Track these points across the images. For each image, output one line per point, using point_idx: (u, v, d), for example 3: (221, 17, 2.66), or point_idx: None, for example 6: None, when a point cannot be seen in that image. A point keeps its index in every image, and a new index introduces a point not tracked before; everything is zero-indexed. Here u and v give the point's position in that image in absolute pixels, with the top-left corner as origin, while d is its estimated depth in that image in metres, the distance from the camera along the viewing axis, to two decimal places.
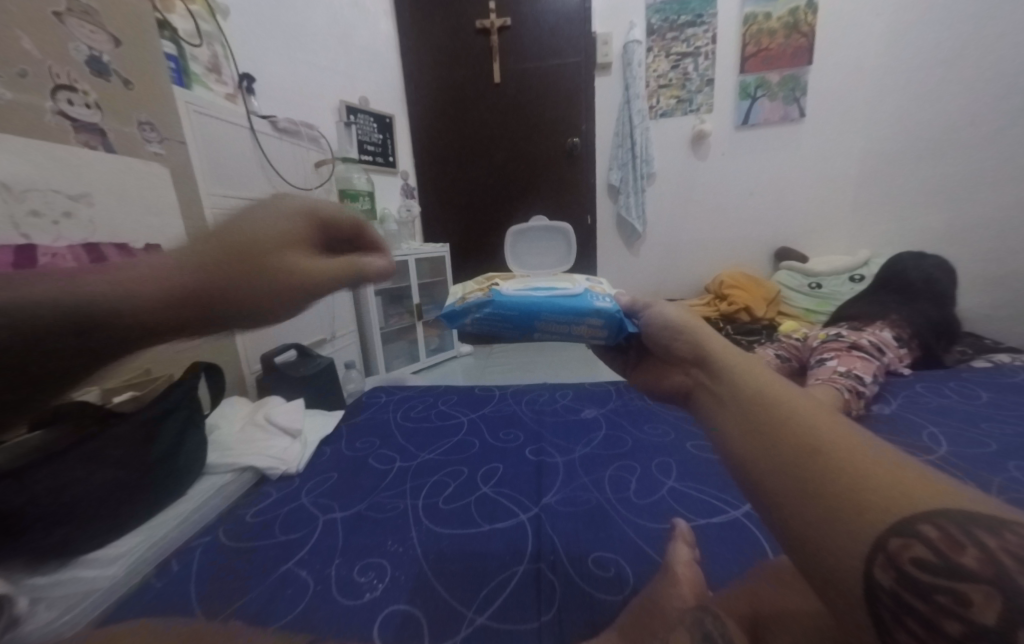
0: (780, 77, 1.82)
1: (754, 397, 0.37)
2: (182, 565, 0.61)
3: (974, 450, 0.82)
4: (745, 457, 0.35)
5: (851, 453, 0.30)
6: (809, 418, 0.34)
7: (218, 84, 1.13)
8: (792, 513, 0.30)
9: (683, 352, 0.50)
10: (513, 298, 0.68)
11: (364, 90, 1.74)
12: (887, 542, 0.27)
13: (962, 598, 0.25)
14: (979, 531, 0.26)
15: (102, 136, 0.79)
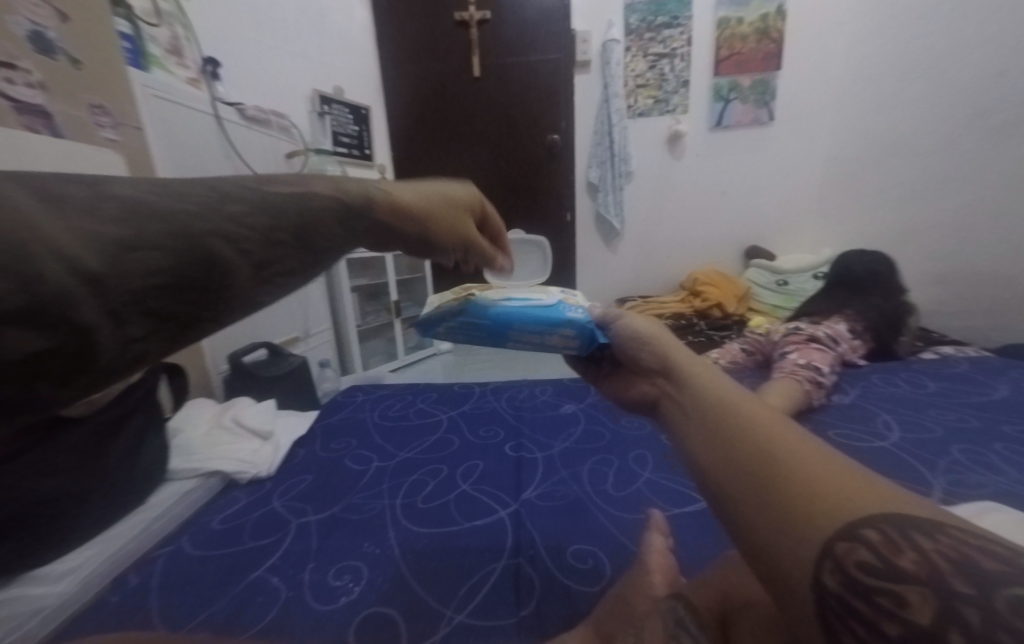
0: (751, 81, 1.85)
1: (717, 411, 0.40)
2: (140, 579, 0.59)
3: (919, 434, 0.85)
4: (711, 468, 0.36)
5: (803, 460, 0.32)
6: (767, 426, 0.36)
7: (181, 69, 1.06)
8: (754, 519, 0.32)
9: (649, 363, 0.52)
10: (486, 307, 0.66)
11: (338, 80, 1.69)
12: (833, 547, 0.27)
13: (900, 600, 0.24)
14: (916, 533, 0.26)
15: (48, 119, 0.73)
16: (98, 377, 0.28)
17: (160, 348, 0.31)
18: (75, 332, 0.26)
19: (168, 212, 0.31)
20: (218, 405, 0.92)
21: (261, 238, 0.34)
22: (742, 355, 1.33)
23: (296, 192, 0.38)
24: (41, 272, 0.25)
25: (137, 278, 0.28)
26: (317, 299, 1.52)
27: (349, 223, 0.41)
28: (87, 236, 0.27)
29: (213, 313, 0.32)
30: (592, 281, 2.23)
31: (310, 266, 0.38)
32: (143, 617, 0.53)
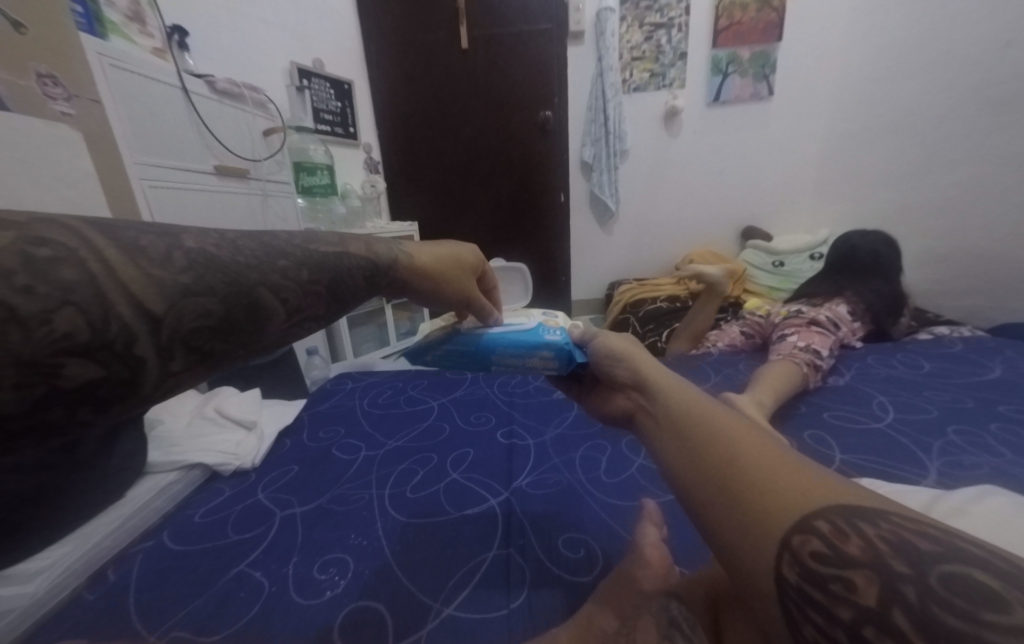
0: (750, 53, 1.80)
1: (686, 423, 0.43)
2: (118, 575, 0.57)
3: (915, 415, 0.84)
4: (684, 476, 0.40)
5: (761, 464, 0.36)
6: (729, 435, 0.39)
7: (145, 37, 1.01)
8: (722, 521, 0.35)
9: (623, 377, 0.56)
10: (471, 336, 0.72)
11: (318, 53, 1.62)
12: (790, 541, 0.31)
13: (849, 584, 0.28)
14: (860, 522, 0.30)
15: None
16: (136, 406, 0.35)
17: (193, 379, 0.38)
18: (132, 362, 0.34)
19: (223, 268, 0.41)
20: (200, 396, 0.91)
21: (297, 289, 0.46)
22: (741, 338, 1.31)
23: (338, 254, 0.52)
24: (117, 312, 0.34)
25: (190, 318, 0.37)
26: None
27: (375, 281, 0.56)
28: (160, 285, 0.36)
29: (240, 349, 0.41)
30: (586, 263, 2.20)
31: (326, 313, 0.50)
32: (121, 616, 0.52)
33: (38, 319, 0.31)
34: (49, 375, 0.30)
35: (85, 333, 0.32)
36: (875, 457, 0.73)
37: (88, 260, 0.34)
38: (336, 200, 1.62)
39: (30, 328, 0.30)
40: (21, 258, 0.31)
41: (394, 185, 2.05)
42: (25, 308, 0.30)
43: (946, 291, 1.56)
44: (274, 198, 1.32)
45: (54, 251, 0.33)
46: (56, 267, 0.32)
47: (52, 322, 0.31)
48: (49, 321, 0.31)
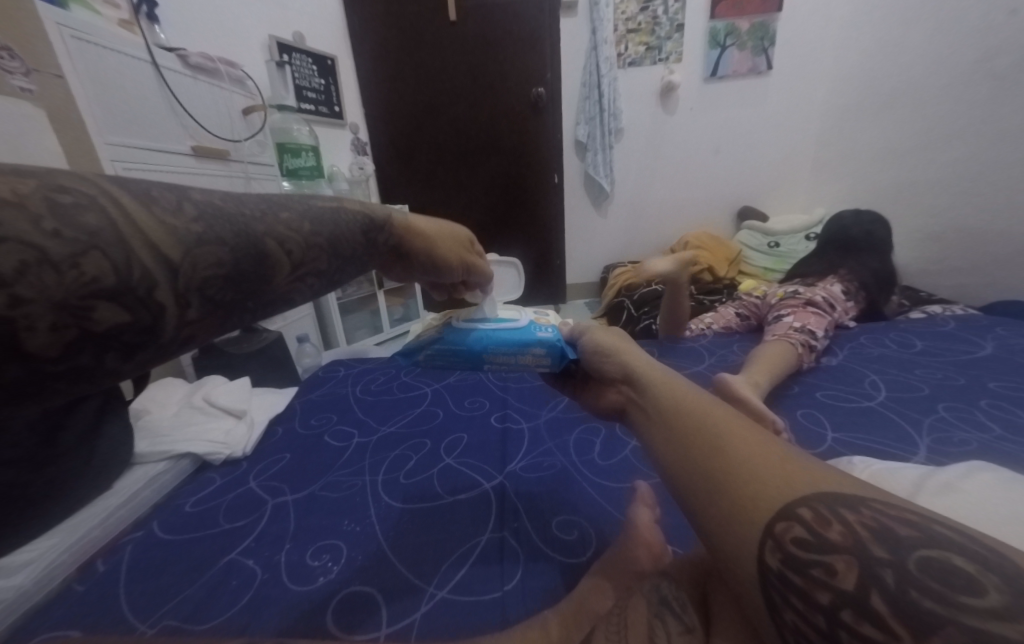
0: (750, 24, 1.74)
1: (675, 414, 0.43)
2: (107, 565, 0.56)
3: (907, 393, 0.84)
4: (674, 467, 0.40)
5: (746, 452, 0.36)
6: (718, 424, 0.39)
7: (110, 8, 0.93)
8: (708, 510, 0.36)
9: (613, 370, 0.56)
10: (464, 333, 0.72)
11: (298, 25, 1.56)
12: (774, 527, 0.32)
13: (829, 569, 0.29)
14: (842, 508, 0.30)
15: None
16: (157, 355, 0.33)
17: (208, 332, 0.36)
18: (154, 308, 0.32)
19: (230, 219, 0.38)
20: (187, 385, 0.89)
21: (300, 241, 0.43)
22: (736, 320, 1.30)
23: (334, 210, 0.49)
24: (139, 261, 0.32)
25: (204, 268, 0.35)
26: None
27: (373, 238, 0.54)
28: (176, 234, 0.34)
29: (249, 302, 0.39)
30: (581, 246, 2.17)
31: (327, 274, 0.47)
32: (109, 606, 0.51)
33: (67, 262, 0.29)
34: (80, 318, 0.29)
35: (108, 277, 0.30)
36: (866, 435, 0.73)
37: (108, 206, 0.32)
38: (324, 182, 1.59)
39: (61, 271, 0.29)
40: (46, 203, 0.29)
41: (384, 168, 2.00)
42: (52, 251, 0.29)
43: (939, 270, 1.57)
44: (258, 180, 1.29)
45: (75, 198, 0.31)
46: (79, 212, 0.30)
47: (80, 266, 0.29)
48: (78, 265, 0.29)
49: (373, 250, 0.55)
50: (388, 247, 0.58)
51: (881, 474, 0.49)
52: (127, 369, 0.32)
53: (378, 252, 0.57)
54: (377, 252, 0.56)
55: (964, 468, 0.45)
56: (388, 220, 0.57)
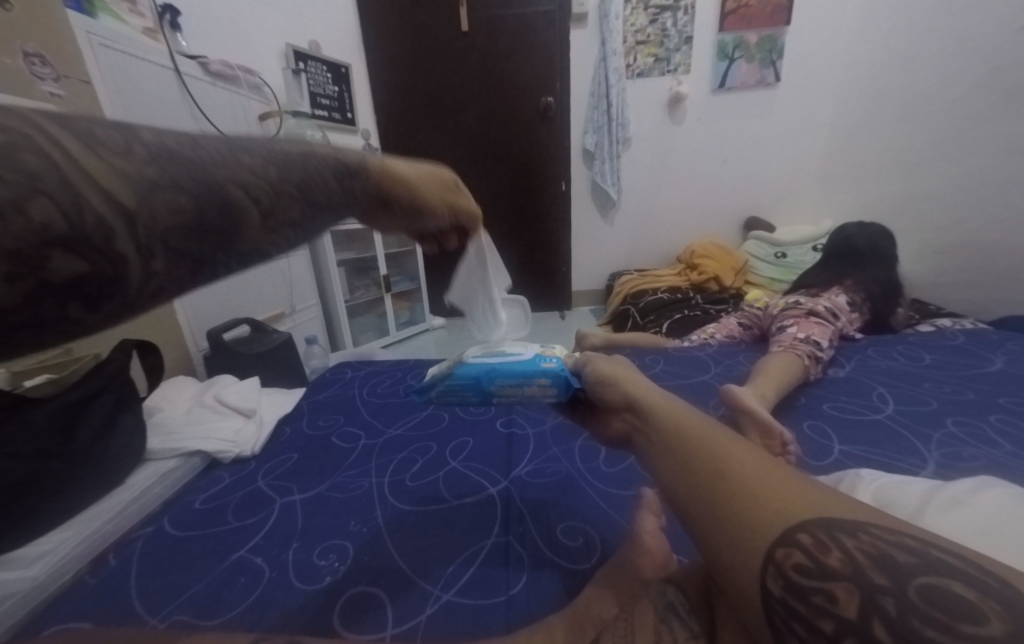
0: (758, 37, 1.76)
1: (676, 440, 0.44)
2: (120, 560, 0.57)
3: (915, 407, 0.84)
4: (677, 492, 0.41)
5: (747, 477, 0.37)
6: (718, 450, 0.40)
7: (135, 17, 0.99)
8: (711, 534, 0.36)
9: (617, 400, 0.56)
10: (475, 367, 0.89)
11: (313, 34, 1.61)
12: (774, 553, 0.32)
13: (831, 597, 0.29)
14: (840, 534, 0.31)
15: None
16: (123, 304, 0.33)
17: (177, 282, 0.35)
18: (114, 259, 0.31)
19: (187, 164, 0.35)
20: (199, 383, 0.91)
21: (268, 189, 0.39)
22: (740, 329, 1.31)
23: (303, 153, 0.43)
24: (90, 205, 0.30)
25: (163, 215, 0.33)
26: (303, 270, 1.45)
27: (348, 186, 0.47)
28: (128, 178, 0.32)
29: (218, 254, 0.37)
30: (587, 255, 2.18)
31: (305, 224, 0.43)
32: (121, 600, 0.52)
33: (10, 207, 0.27)
34: (36, 268, 0.28)
35: (59, 225, 0.28)
36: (873, 448, 0.72)
37: (65, 155, 0.29)
38: None
39: (6, 217, 0.27)
40: None
41: None
42: None
43: (948, 284, 1.56)
44: None
45: (7, 133, 0.28)
46: (16, 151, 0.28)
47: (26, 211, 0.28)
48: (23, 209, 0.27)
49: (352, 198, 0.48)
50: (371, 197, 0.51)
51: (888, 487, 0.48)
52: (93, 318, 0.32)
53: (356, 199, 0.49)
54: (357, 200, 0.49)
55: (973, 483, 0.45)
56: (360, 164, 0.49)
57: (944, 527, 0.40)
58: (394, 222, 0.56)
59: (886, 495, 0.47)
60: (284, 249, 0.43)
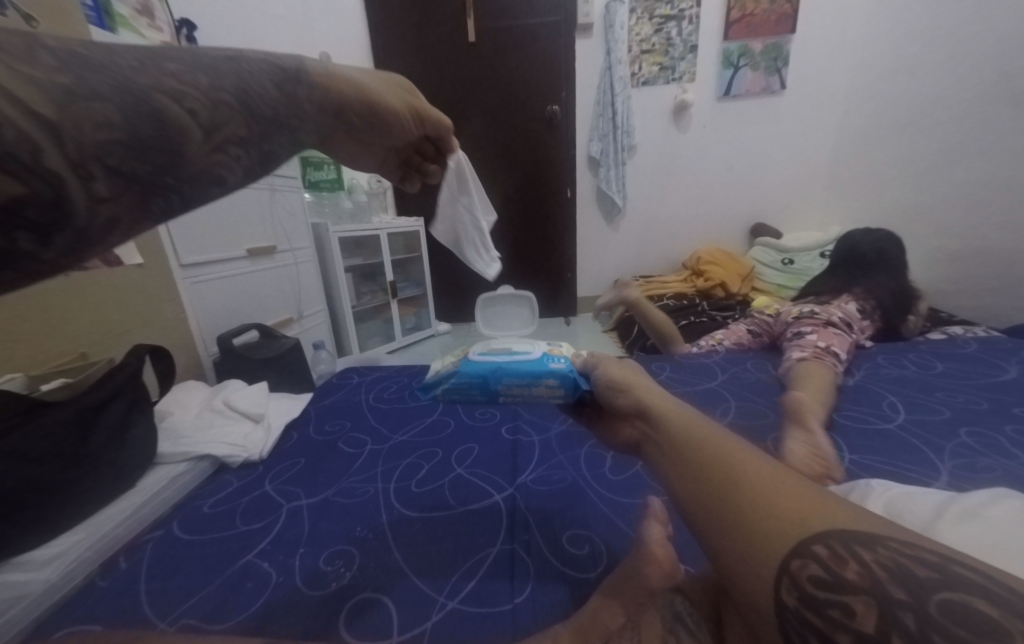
0: (763, 45, 1.77)
1: (688, 447, 0.43)
2: (129, 564, 0.58)
3: (927, 416, 0.83)
4: (689, 500, 0.40)
5: (761, 486, 0.36)
6: (731, 458, 0.40)
7: (154, 31, 1.01)
8: (723, 545, 0.36)
9: (628, 406, 0.56)
10: (480, 365, 0.85)
11: (323, 46, 1.65)
12: (789, 564, 0.32)
13: (848, 610, 0.29)
14: (857, 547, 0.31)
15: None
16: (77, 235, 0.34)
17: (128, 209, 0.36)
18: (51, 179, 0.31)
19: (107, 72, 0.33)
20: (208, 387, 0.92)
21: (202, 99, 0.37)
22: (748, 336, 1.30)
23: (231, 57, 0.40)
24: (6, 116, 0.29)
25: (91, 130, 0.32)
26: (311, 276, 1.47)
27: (292, 94, 0.43)
28: (43, 87, 0.31)
29: (167, 177, 0.37)
30: (593, 261, 2.18)
31: (258, 140, 0.41)
32: (132, 603, 0.52)
33: None
34: None
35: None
36: (885, 458, 0.72)
37: None
38: (343, 193, 1.67)
39: None
40: None
41: None
42: None
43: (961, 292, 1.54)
44: (282, 191, 1.33)
45: None
46: None
47: None
48: None
49: (303, 110, 0.45)
50: (325, 111, 0.48)
51: (902, 499, 0.48)
52: (50, 251, 0.33)
53: (311, 116, 0.46)
54: (312, 117, 0.46)
55: (988, 495, 0.45)
56: (304, 71, 0.45)
57: (956, 539, 0.39)
58: (345, 142, 0.54)
59: (897, 507, 0.47)
60: (240, 175, 0.42)
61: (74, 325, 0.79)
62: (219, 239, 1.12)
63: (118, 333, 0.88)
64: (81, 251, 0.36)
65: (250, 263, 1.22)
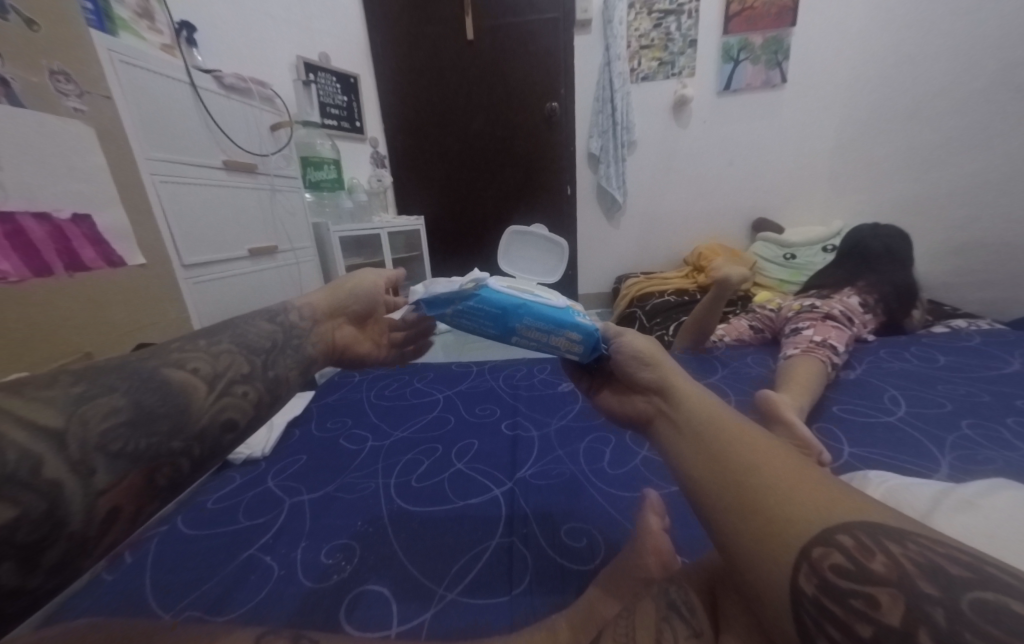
0: (763, 39, 1.75)
1: (707, 431, 0.41)
2: (135, 557, 0.59)
3: (927, 409, 0.83)
4: (702, 482, 0.38)
5: (783, 475, 0.34)
6: (753, 445, 0.37)
7: (154, 34, 1.04)
8: (736, 530, 0.34)
9: (643, 379, 0.51)
10: (501, 295, 0.59)
11: (324, 46, 1.66)
12: (810, 551, 0.30)
13: (871, 601, 0.27)
14: (887, 540, 0.29)
15: (5, 86, 0.71)
16: (71, 546, 0.35)
17: (130, 493, 0.39)
18: (47, 490, 0.34)
19: (124, 369, 0.43)
20: None
21: (206, 361, 0.49)
22: (749, 332, 1.30)
23: (235, 323, 0.56)
24: (15, 444, 0.34)
25: (99, 421, 0.38)
26: (312, 276, 1.47)
27: (285, 329, 0.59)
28: (59, 401, 0.37)
29: (175, 442, 0.43)
30: (594, 259, 2.18)
31: (260, 372, 0.53)
32: (136, 597, 0.53)
33: None
34: None
35: None
36: (883, 450, 0.72)
37: (161, 439, 0.42)
38: (344, 193, 1.69)
39: None
40: None
41: (401, 180, 2.06)
42: None
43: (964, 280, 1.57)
44: (283, 192, 1.34)
45: None
46: None
47: None
48: None
49: (301, 330, 0.61)
50: (319, 324, 0.64)
51: (899, 489, 0.48)
52: (36, 580, 0.33)
53: (303, 333, 0.61)
54: (306, 333, 0.61)
55: (985, 484, 0.45)
56: (291, 306, 0.63)
57: (950, 530, 0.39)
58: (355, 336, 0.68)
59: (895, 496, 0.47)
60: (249, 413, 0.50)
61: (82, 325, 0.81)
62: (219, 239, 1.13)
63: (123, 332, 0.89)
64: (74, 571, 0.35)
65: (252, 263, 1.24)
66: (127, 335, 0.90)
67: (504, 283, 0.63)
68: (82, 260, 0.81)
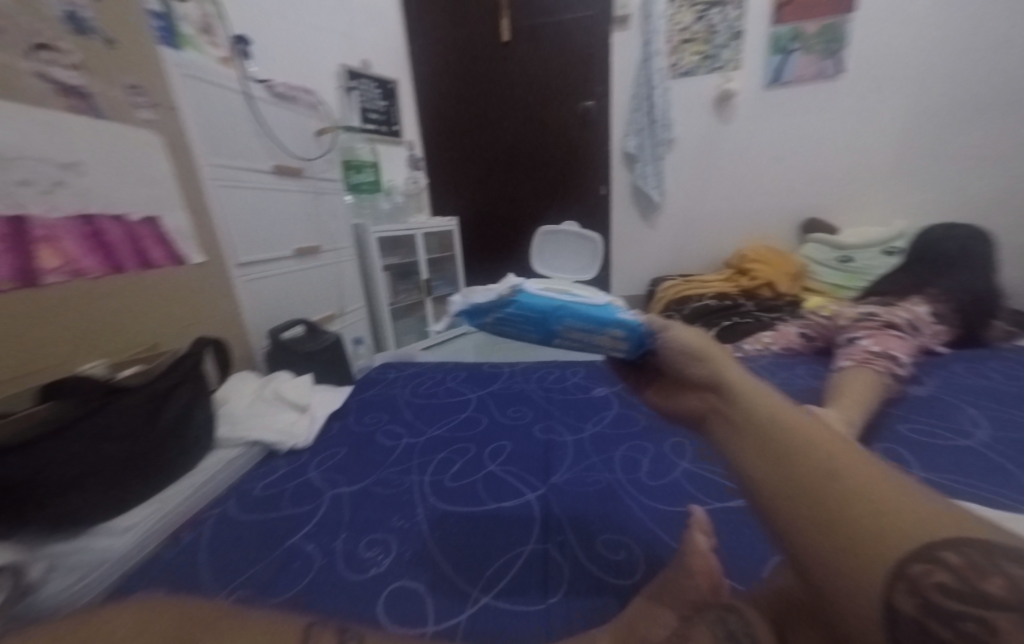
0: (819, 26, 1.67)
1: (776, 436, 0.39)
2: (191, 535, 0.63)
3: (1015, 435, 0.78)
4: (773, 489, 0.36)
5: (869, 484, 0.32)
6: (830, 452, 0.35)
7: (213, 47, 1.10)
8: (813, 541, 0.31)
9: (700, 378, 0.50)
10: (539, 299, 0.60)
11: (366, 53, 1.73)
12: (908, 568, 0.28)
13: (990, 626, 0.25)
14: (1006, 561, 0.26)
15: (86, 100, 0.78)
16: None
17: None
18: None
19: None
20: (262, 378, 0.99)
21: None
22: (800, 341, 1.25)
23: None
24: None
25: None
26: (352, 275, 1.53)
27: None
28: None
29: None
30: (629, 260, 2.15)
31: None
32: (191, 575, 0.57)
33: None
34: None
35: None
36: (968, 480, 0.68)
37: None
38: (382, 195, 1.74)
39: None
40: None
41: (437, 180, 2.10)
42: None
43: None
44: (327, 194, 1.40)
45: None
46: None
47: None
48: None
49: None
50: None
51: None
52: None
53: None
54: None
55: None
56: None
57: None
58: None
59: None
60: None
61: (150, 317, 0.88)
62: (269, 240, 1.19)
63: (186, 325, 0.95)
64: None
65: (298, 262, 1.29)
66: (189, 327, 0.96)
67: (540, 284, 0.63)
68: (150, 258, 0.88)
